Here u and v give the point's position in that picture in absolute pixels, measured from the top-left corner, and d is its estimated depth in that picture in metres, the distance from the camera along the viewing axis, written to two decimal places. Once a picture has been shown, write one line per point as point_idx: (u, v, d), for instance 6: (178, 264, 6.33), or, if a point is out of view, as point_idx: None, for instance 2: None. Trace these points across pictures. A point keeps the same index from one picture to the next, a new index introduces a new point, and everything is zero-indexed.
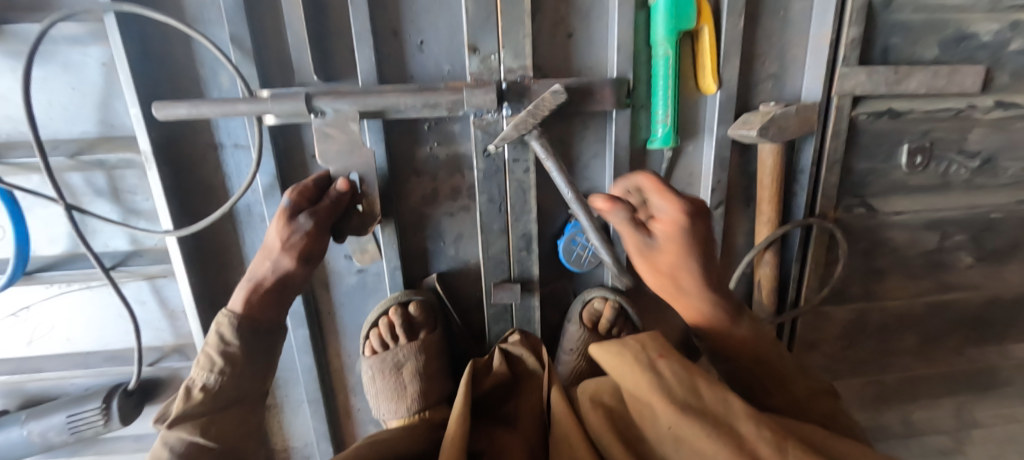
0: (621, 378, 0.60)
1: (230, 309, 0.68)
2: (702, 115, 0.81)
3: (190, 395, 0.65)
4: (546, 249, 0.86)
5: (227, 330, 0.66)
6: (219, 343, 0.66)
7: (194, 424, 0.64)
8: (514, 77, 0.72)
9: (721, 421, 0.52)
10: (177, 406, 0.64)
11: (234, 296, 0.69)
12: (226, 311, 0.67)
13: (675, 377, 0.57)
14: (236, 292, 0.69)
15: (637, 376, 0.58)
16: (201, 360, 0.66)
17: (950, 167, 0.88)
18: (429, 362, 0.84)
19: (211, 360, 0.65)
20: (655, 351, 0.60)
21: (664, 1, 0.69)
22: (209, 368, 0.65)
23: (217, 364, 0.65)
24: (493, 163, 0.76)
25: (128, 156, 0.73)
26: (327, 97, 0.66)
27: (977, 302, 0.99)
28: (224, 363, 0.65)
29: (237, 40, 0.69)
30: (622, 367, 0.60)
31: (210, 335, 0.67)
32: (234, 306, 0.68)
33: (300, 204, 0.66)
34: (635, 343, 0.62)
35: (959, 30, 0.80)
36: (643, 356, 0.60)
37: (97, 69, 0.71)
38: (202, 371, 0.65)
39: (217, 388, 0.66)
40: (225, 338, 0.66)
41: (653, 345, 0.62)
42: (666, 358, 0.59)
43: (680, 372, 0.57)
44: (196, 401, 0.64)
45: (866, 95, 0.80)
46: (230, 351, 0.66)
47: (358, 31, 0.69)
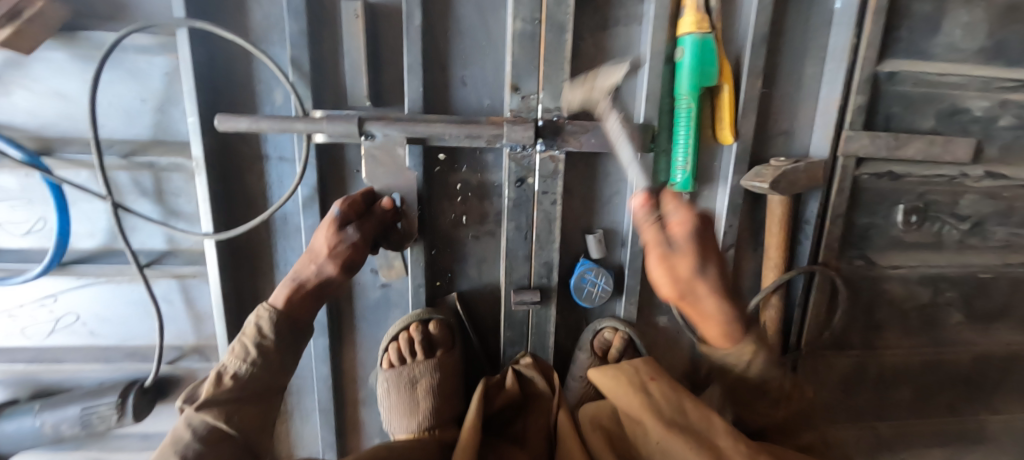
0: (618, 396, 0.73)
1: (270, 304, 0.72)
2: (717, 163, 0.88)
3: (221, 381, 0.68)
4: (563, 277, 0.90)
5: (265, 324, 0.71)
6: (256, 336, 0.70)
7: (218, 410, 0.66)
8: (550, 116, 0.78)
9: (704, 435, 0.66)
10: (208, 390, 0.67)
11: (276, 291, 0.73)
12: (267, 305, 0.72)
13: (664, 396, 0.71)
14: (278, 289, 0.73)
15: (631, 396, 0.72)
16: (236, 348, 0.71)
17: (942, 228, 0.94)
18: (443, 379, 0.86)
19: (246, 350, 0.70)
20: (647, 375, 0.75)
21: (690, 59, 0.75)
22: (243, 358, 0.70)
23: (250, 354, 0.70)
24: (523, 193, 0.81)
25: (178, 161, 0.77)
26: (378, 123, 0.71)
27: (966, 358, 1.04)
28: (257, 355, 0.70)
29: (297, 62, 0.74)
30: (618, 386, 0.74)
31: (248, 326, 0.72)
32: (275, 301, 0.73)
33: (348, 215, 0.70)
34: (630, 368, 0.77)
35: (952, 104, 0.88)
36: (636, 377, 0.75)
37: (160, 78, 0.75)
38: (235, 360, 0.70)
39: (246, 378, 0.69)
40: (263, 331, 0.71)
41: (646, 370, 0.77)
42: (656, 381, 0.74)
43: (668, 393, 0.72)
44: (225, 388, 0.68)
45: (870, 158, 0.87)
46: (264, 345, 0.70)
47: (410, 63, 0.75)
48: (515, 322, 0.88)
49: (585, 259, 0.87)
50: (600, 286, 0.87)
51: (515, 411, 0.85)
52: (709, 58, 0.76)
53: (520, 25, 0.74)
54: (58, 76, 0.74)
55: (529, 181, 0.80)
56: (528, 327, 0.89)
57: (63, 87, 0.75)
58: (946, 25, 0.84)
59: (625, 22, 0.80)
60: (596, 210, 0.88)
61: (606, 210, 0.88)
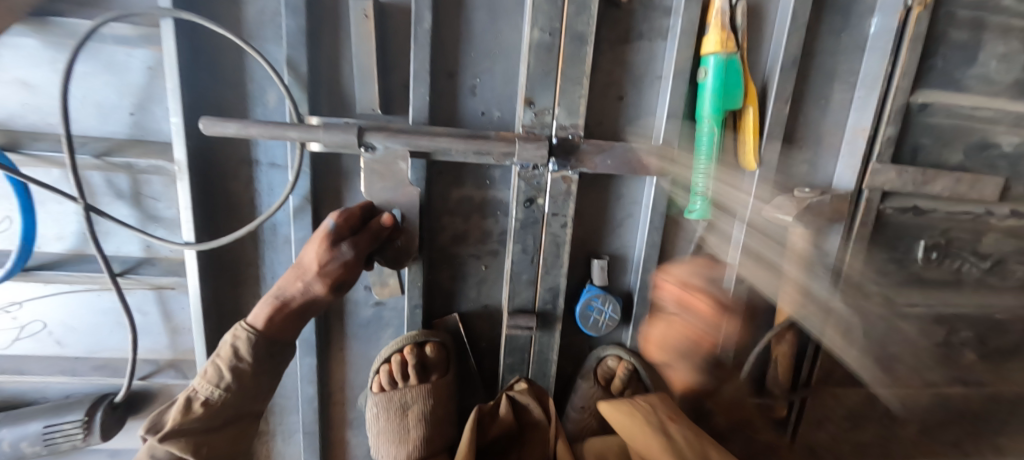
0: (633, 436, 0.69)
1: (248, 323, 0.65)
2: (737, 190, 0.83)
3: (190, 408, 0.62)
4: (567, 302, 0.85)
5: (243, 346, 0.63)
6: (232, 358, 0.63)
7: (186, 442, 0.60)
8: (565, 134, 0.72)
9: None
10: (174, 419, 0.60)
11: (255, 310, 0.65)
12: (245, 324, 0.64)
13: (684, 440, 0.67)
14: (257, 306, 0.66)
15: (648, 432, 0.67)
16: (209, 371, 0.63)
17: (963, 265, 0.91)
18: (436, 406, 0.81)
19: (220, 374, 0.63)
20: (665, 415, 0.71)
21: (712, 81, 0.71)
22: (216, 383, 0.63)
23: (224, 379, 0.63)
24: (532, 214, 0.75)
25: (158, 163, 0.70)
26: (379, 134, 0.65)
27: (975, 400, 0.99)
28: (231, 379, 0.63)
29: (293, 63, 0.68)
30: (636, 427, 0.69)
31: (223, 346, 0.64)
32: (253, 320, 0.65)
33: (343, 231, 0.64)
34: (645, 406, 0.73)
35: (982, 139, 0.84)
36: (653, 417, 0.71)
37: (142, 72, 0.69)
38: (207, 384, 0.63)
39: (219, 405, 0.63)
40: (239, 353, 0.63)
41: (661, 408, 0.74)
42: (674, 423, 0.70)
43: (687, 437, 0.68)
44: (194, 416, 0.61)
45: (895, 192, 0.82)
46: (239, 368, 0.63)
47: (416, 70, 0.69)
48: (516, 349, 0.83)
49: (591, 284, 0.82)
50: (606, 315, 0.81)
51: (511, 440, 0.80)
52: (733, 81, 0.72)
53: (537, 34, 0.68)
54: (27, 64, 0.67)
55: (538, 201, 0.75)
56: (530, 354, 0.84)
57: (33, 77, 0.68)
58: (983, 56, 0.80)
59: (648, 36, 0.74)
60: (606, 234, 0.83)
61: (617, 233, 0.83)
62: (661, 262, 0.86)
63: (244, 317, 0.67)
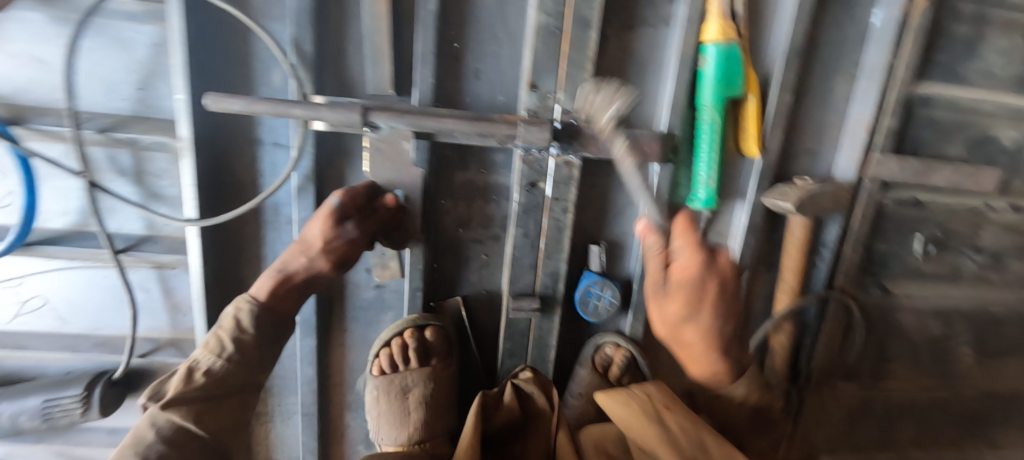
0: (632, 426, 0.68)
1: (251, 295, 0.66)
2: (738, 179, 0.84)
3: (191, 377, 0.61)
4: (567, 289, 0.85)
5: (245, 318, 0.64)
6: (235, 330, 0.64)
7: (188, 410, 0.59)
8: (569, 118, 0.72)
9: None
10: (176, 387, 0.60)
11: (259, 282, 0.66)
12: (248, 296, 0.65)
13: (681, 429, 0.66)
14: (261, 279, 0.66)
15: (645, 425, 0.66)
16: (211, 342, 0.64)
17: (962, 259, 0.91)
18: (437, 390, 0.81)
19: (222, 344, 0.63)
20: (661, 403, 0.70)
21: (713, 69, 0.71)
22: (218, 353, 0.63)
23: (226, 350, 0.63)
24: (534, 199, 0.75)
25: (162, 139, 0.71)
26: (383, 114, 0.65)
27: (971, 392, 1.03)
28: (233, 350, 0.63)
29: (298, 43, 0.68)
30: (631, 416, 0.68)
31: (225, 318, 0.65)
32: (257, 293, 0.66)
33: (348, 208, 0.63)
34: (642, 395, 0.72)
35: (982, 133, 0.84)
36: (650, 407, 0.69)
37: (147, 48, 0.69)
38: (209, 354, 0.63)
39: (221, 375, 0.63)
40: (241, 325, 0.64)
41: (658, 398, 0.71)
42: (670, 410, 0.69)
43: (685, 424, 0.67)
44: (196, 385, 0.61)
45: (895, 183, 0.83)
46: (242, 339, 0.63)
47: (422, 51, 0.69)
48: (516, 333, 0.83)
49: (590, 271, 0.82)
50: (606, 300, 0.82)
51: (513, 432, 0.79)
52: (734, 69, 0.72)
53: (543, 18, 0.68)
54: (30, 37, 0.67)
55: (541, 186, 0.75)
56: (529, 339, 0.84)
57: (38, 51, 0.68)
58: (984, 50, 0.80)
59: (652, 23, 0.75)
60: (607, 220, 0.83)
61: (617, 221, 0.83)
62: None
63: (248, 290, 0.68)
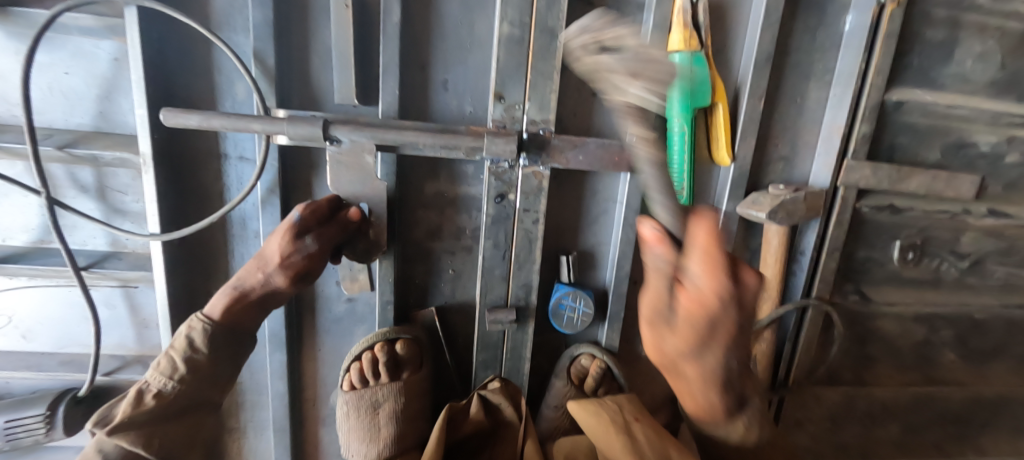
0: (598, 437, 0.65)
1: (205, 314, 0.64)
2: (713, 186, 0.83)
3: (141, 401, 0.61)
4: (541, 299, 0.84)
5: (198, 336, 0.63)
6: (186, 349, 0.62)
7: (136, 434, 0.59)
8: (536, 129, 0.72)
9: None
10: (123, 411, 0.59)
11: (214, 300, 0.65)
12: (201, 315, 0.63)
13: (647, 439, 0.64)
14: (216, 297, 0.65)
15: (611, 437, 0.63)
16: (162, 363, 0.62)
17: (942, 264, 0.90)
18: (409, 404, 0.80)
19: (174, 365, 0.62)
20: (631, 415, 0.69)
21: (678, 80, 0.68)
22: (169, 374, 0.62)
23: (178, 371, 0.62)
24: (504, 209, 0.74)
25: (124, 156, 0.69)
26: (344, 127, 0.65)
27: (956, 399, 1.02)
28: (186, 370, 0.62)
29: (260, 56, 0.67)
30: (600, 425, 0.66)
31: (178, 337, 0.63)
32: (211, 312, 0.64)
33: (309, 223, 0.63)
34: (613, 405, 0.70)
35: (959, 137, 0.83)
36: (620, 417, 0.67)
37: (107, 64, 0.68)
38: (160, 376, 0.62)
39: (172, 396, 0.62)
40: (194, 344, 0.62)
41: (629, 410, 0.70)
42: (638, 421, 0.67)
43: (652, 437, 0.64)
44: (146, 409, 0.60)
45: (871, 189, 0.82)
46: (195, 359, 0.62)
47: (386, 63, 0.68)
48: (489, 346, 0.82)
49: (561, 283, 0.81)
50: (580, 311, 0.81)
51: (481, 440, 0.78)
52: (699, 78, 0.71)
53: (507, 28, 0.67)
54: None
55: (510, 197, 0.74)
56: (503, 351, 0.83)
57: None
58: (959, 53, 0.79)
59: None
60: (580, 230, 0.82)
61: (592, 230, 0.82)
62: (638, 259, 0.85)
63: (202, 308, 0.66)
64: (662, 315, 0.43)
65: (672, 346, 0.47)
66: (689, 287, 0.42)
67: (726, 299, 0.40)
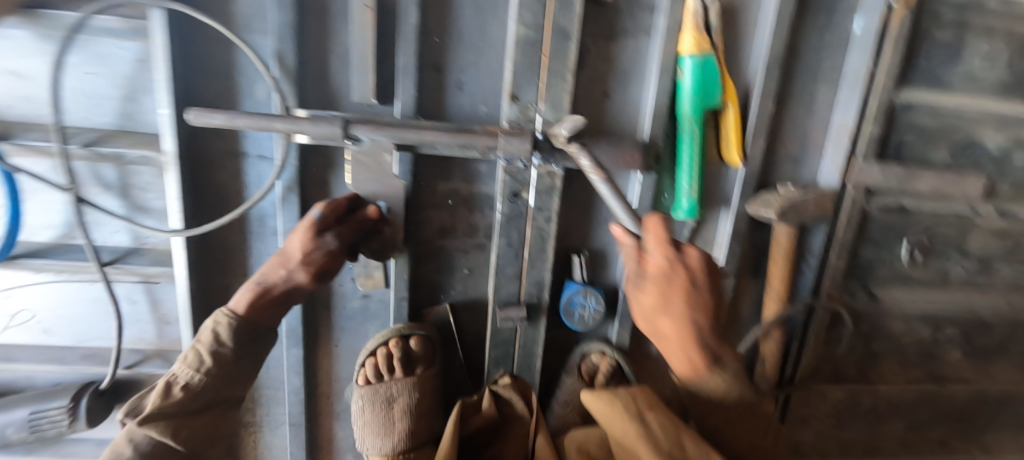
0: (614, 427, 0.65)
1: (230, 309, 0.66)
2: (722, 186, 0.84)
3: (169, 392, 0.62)
4: (552, 297, 0.86)
5: (223, 331, 0.64)
6: (212, 343, 0.64)
7: (165, 426, 0.61)
8: (550, 128, 0.73)
9: None
10: (152, 402, 0.61)
11: (238, 295, 0.66)
12: (226, 310, 0.65)
13: (662, 429, 0.63)
14: (240, 292, 0.67)
15: (627, 426, 0.64)
16: (189, 356, 0.64)
17: (950, 263, 0.91)
18: (422, 399, 0.81)
19: (200, 359, 0.63)
20: (644, 403, 0.67)
21: (691, 81, 0.72)
22: (196, 367, 0.63)
23: (204, 364, 0.63)
24: (517, 208, 0.76)
25: (146, 153, 0.71)
26: (364, 127, 0.66)
27: (963, 398, 1.03)
28: (212, 364, 0.63)
29: (281, 56, 0.69)
30: (614, 414, 0.66)
31: (204, 332, 0.65)
32: (235, 306, 0.66)
33: (330, 220, 0.65)
34: (626, 394, 0.68)
35: (967, 137, 0.84)
36: (633, 406, 0.66)
37: (131, 64, 0.70)
38: (186, 369, 0.63)
39: (198, 389, 0.63)
40: (220, 338, 0.64)
41: (642, 398, 0.68)
42: (653, 411, 0.66)
43: (666, 425, 0.64)
44: (174, 400, 0.61)
45: (879, 189, 0.83)
46: (220, 353, 0.64)
47: (403, 64, 0.70)
48: (501, 343, 0.83)
49: (571, 281, 0.82)
50: (591, 308, 0.82)
51: (490, 436, 0.80)
52: (711, 80, 0.73)
53: (522, 30, 0.69)
54: (16, 55, 0.68)
55: (523, 195, 0.75)
56: (515, 348, 0.84)
57: (23, 67, 0.69)
58: (967, 54, 0.80)
59: (632, 32, 0.75)
60: (591, 229, 0.83)
61: (602, 229, 0.84)
62: None
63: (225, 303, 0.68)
64: (635, 280, 0.62)
65: (670, 305, 0.60)
66: (648, 257, 0.61)
67: (672, 262, 0.60)
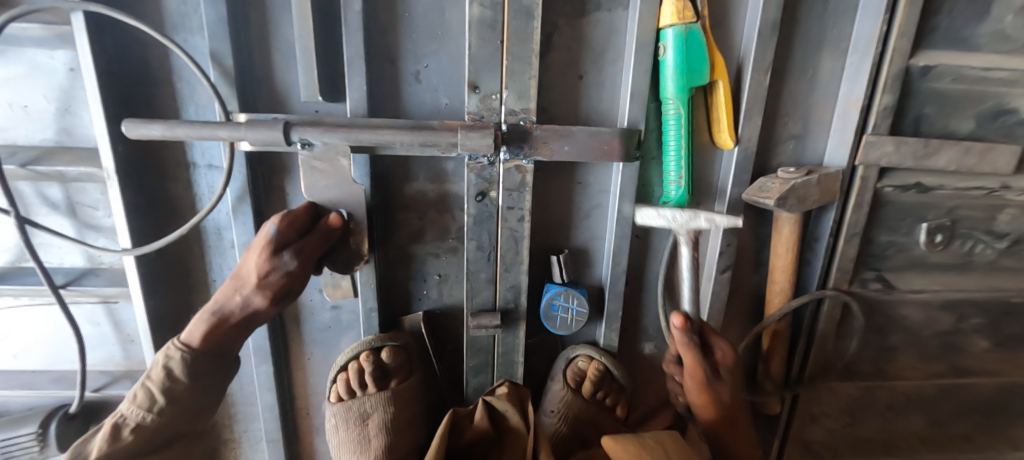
0: None
1: (182, 340, 0.62)
2: (715, 172, 0.76)
3: (119, 435, 0.60)
4: (533, 300, 0.80)
5: (176, 365, 0.60)
6: (164, 380, 0.60)
7: None
8: (516, 120, 0.66)
9: None
10: (100, 446, 0.58)
11: (191, 327, 0.62)
12: (179, 342, 0.61)
13: None
14: (193, 323, 0.62)
15: None
16: (139, 395, 0.61)
17: (976, 246, 0.82)
18: (399, 413, 0.77)
19: (151, 398, 0.60)
20: None
21: (673, 57, 0.64)
22: (147, 407, 0.60)
23: (156, 404, 0.60)
24: (486, 209, 0.70)
25: (89, 170, 0.66)
26: (308, 130, 0.60)
27: (989, 389, 0.95)
28: (164, 402, 0.61)
29: (218, 57, 0.63)
30: None
31: (155, 367, 0.61)
32: (189, 338, 0.62)
33: (287, 236, 0.59)
34: (656, 446, 0.60)
35: (997, 104, 0.74)
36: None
37: (64, 74, 0.65)
38: (137, 409, 0.60)
39: (152, 429, 0.61)
40: (172, 374, 0.61)
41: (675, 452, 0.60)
42: None
43: None
44: (124, 444, 0.59)
45: (894, 167, 0.74)
46: (173, 389, 0.61)
47: (350, 57, 0.63)
48: (480, 351, 0.78)
49: (551, 283, 0.77)
50: (574, 311, 0.76)
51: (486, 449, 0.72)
52: (696, 55, 0.64)
53: (478, 11, 0.61)
54: None
55: (491, 195, 0.69)
56: (495, 356, 0.79)
57: None
58: (997, 8, 0.69)
59: (607, 6, 0.67)
60: (572, 226, 0.77)
61: (584, 225, 0.77)
62: (636, 254, 0.79)
63: (180, 332, 0.64)
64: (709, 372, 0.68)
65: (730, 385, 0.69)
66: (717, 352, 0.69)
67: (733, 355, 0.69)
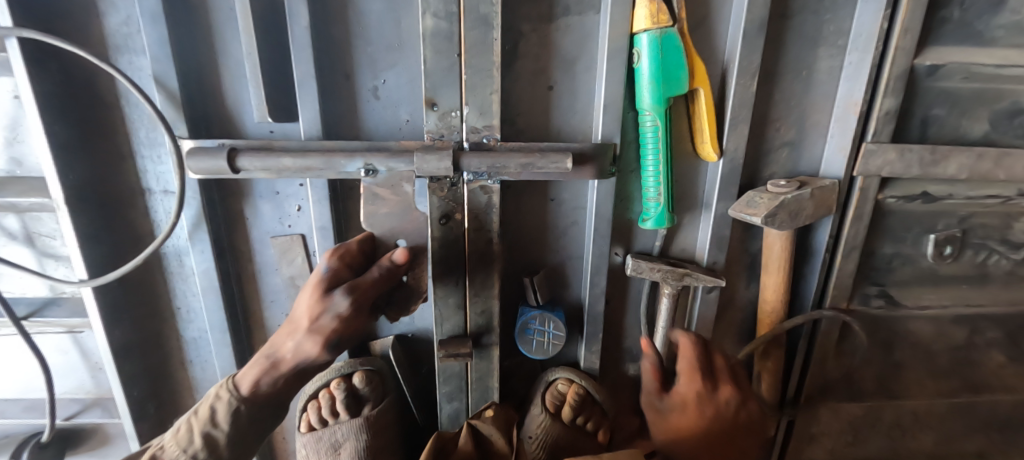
0: None
1: (236, 382, 0.61)
2: (700, 184, 0.70)
3: None
4: (509, 322, 0.76)
5: (220, 409, 0.59)
6: (208, 422, 0.59)
7: None
8: (479, 137, 0.62)
9: None
10: None
11: (245, 371, 0.60)
12: (231, 383, 0.61)
13: None
14: (248, 367, 0.61)
15: None
16: (183, 431, 0.60)
17: (989, 256, 0.76)
18: (373, 441, 0.72)
19: (191, 438, 0.59)
20: None
21: (649, 66, 0.59)
22: (184, 447, 0.59)
23: (194, 445, 0.59)
24: (452, 232, 0.65)
25: (40, 201, 0.64)
26: (252, 155, 0.56)
27: (1005, 405, 0.88)
28: (202, 447, 0.59)
29: (162, 80, 0.59)
30: None
31: (203, 404, 0.61)
32: (242, 382, 0.60)
33: (339, 273, 0.55)
34: None
35: (1014, 103, 0.67)
36: None
37: (11, 103, 0.62)
38: (175, 448, 0.59)
39: None
40: (216, 417, 0.59)
41: None
42: None
43: None
44: None
45: (896, 177, 0.68)
46: (213, 435, 0.59)
47: (300, 75, 0.59)
48: (453, 377, 0.75)
49: (526, 306, 0.73)
50: (550, 334, 0.71)
51: None
52: (674, 62, 0.59)
53: (432, 22, 0.57)
54: None
55: (457, 216, 0.65)
56: (469, 380, 0.76)
57: None
58: None
59: (576, 9, 0.62)
60: (546, 244, 0.72)
61: (560, 243, 0.73)
62: (615, 273, 0.75)
63: (236, 373, 0.63)
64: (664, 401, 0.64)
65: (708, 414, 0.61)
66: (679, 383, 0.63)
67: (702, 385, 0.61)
